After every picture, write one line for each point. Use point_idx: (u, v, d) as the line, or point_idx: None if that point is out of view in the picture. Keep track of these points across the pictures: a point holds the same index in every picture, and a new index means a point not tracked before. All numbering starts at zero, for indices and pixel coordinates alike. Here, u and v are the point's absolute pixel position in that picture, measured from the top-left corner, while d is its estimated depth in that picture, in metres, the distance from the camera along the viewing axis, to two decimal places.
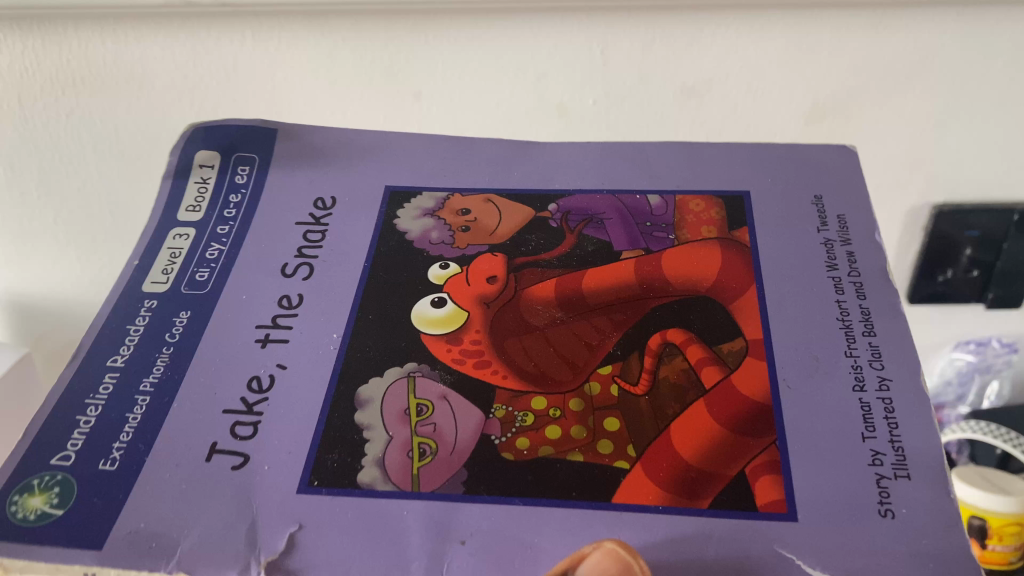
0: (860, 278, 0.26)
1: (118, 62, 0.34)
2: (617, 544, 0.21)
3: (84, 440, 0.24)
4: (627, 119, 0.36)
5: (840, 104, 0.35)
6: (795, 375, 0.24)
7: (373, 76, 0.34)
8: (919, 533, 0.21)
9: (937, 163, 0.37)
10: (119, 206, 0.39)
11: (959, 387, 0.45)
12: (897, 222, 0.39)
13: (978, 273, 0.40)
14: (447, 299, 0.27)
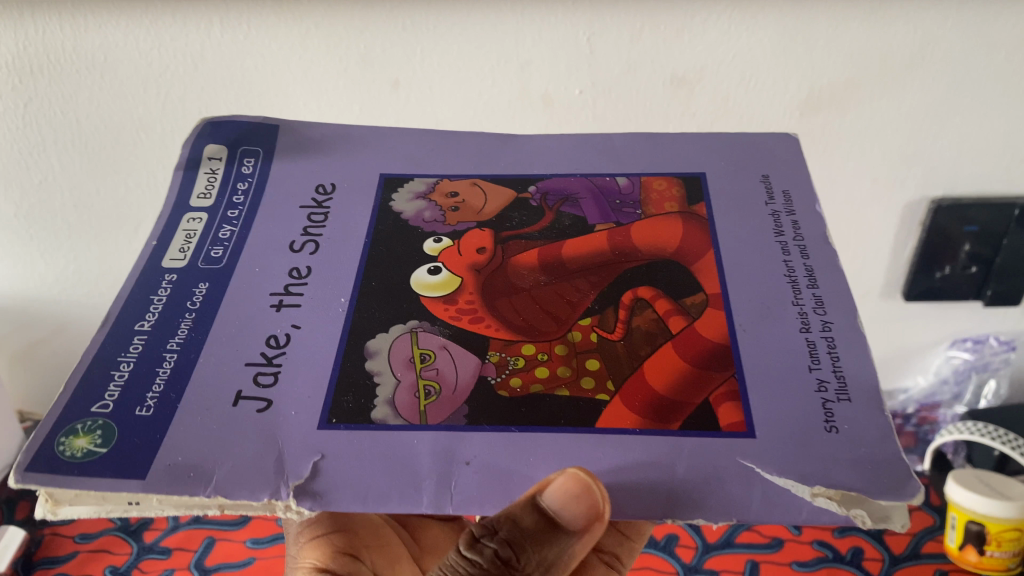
0: (804, 241, 0.28)
1: (77, 49, 0.37)
2: (578, 468, 0.22)
3: (120, 391, 0.24)
4: (611, 107, 0.38)
5: (834, 97, 0.37)
6: (750, 320, 0.26)
7: (348, 65, 0.37)
8: (864, 446, 0.22)
9: (936, 158, 0.40)
10: (81, 202, 0.44)
11: (955, 385, 0.51)
12: (896, 214, 0.42)
13: (976, 269, 0.44)
14: (442, 267, 0.28)
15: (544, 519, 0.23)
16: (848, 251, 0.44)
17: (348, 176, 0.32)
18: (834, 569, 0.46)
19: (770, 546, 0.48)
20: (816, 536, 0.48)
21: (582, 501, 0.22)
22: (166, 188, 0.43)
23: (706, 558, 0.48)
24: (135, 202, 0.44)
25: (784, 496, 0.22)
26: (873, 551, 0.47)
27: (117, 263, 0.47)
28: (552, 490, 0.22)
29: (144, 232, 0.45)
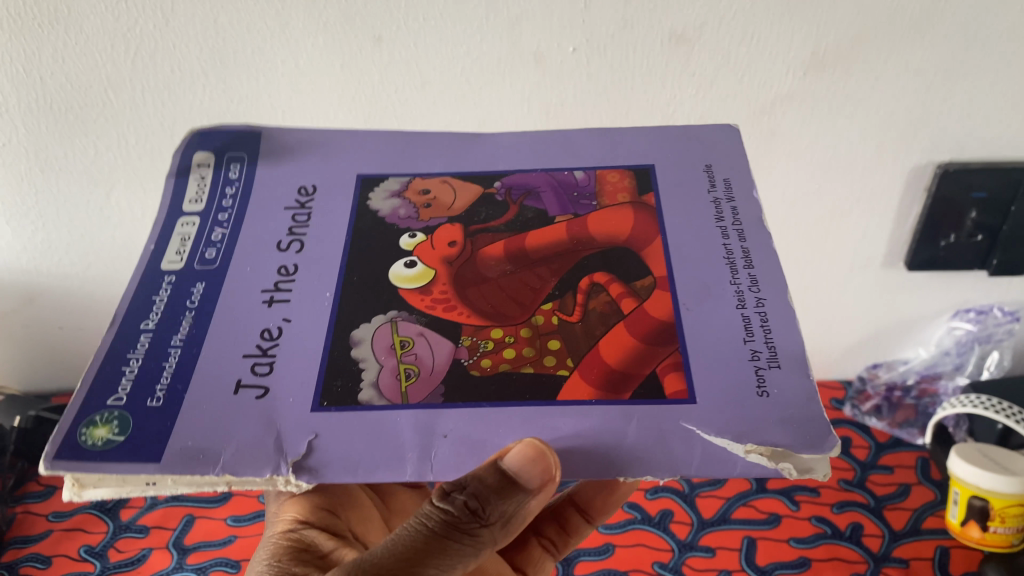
0: (743, 225, 0.31)
1: (44, 6, 0.39)
2: (535, 439, 0.25)
3: (131, 384, 0.27)
4: (605, 65, 0.41)
5: (839, 57, 0.40)
6: (692, 299, 0.29)
7: (328, 20, 0.39)
8: (790, 407, 0.25)
9: (943, 121, 0.43)
10: (48, 164, 0.47)
11: (956, 356, 0.57)
12: (908, 177, 0.46)
13: (982, 237, 0.48)
14: (417, 260, 0.31)
15: (504, 480, 0.25)
16: (857, 215, 0.48)
17: (327, 178, 0.35)
18: (832, 544, 0.50)
19: (768, 523, 0.51)
20: (815, 512, 0.52)
21: (538, 464, 0.24)
22: (138, 151, 0.46)
23: (703, 533, 0.51)
24: (106, 165, 0.47)
25: (721, 453, 0.25)
26: (873, 527, 0.51)
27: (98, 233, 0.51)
28: (512, 456, 0.25)
29: (116, 195, 0.48)
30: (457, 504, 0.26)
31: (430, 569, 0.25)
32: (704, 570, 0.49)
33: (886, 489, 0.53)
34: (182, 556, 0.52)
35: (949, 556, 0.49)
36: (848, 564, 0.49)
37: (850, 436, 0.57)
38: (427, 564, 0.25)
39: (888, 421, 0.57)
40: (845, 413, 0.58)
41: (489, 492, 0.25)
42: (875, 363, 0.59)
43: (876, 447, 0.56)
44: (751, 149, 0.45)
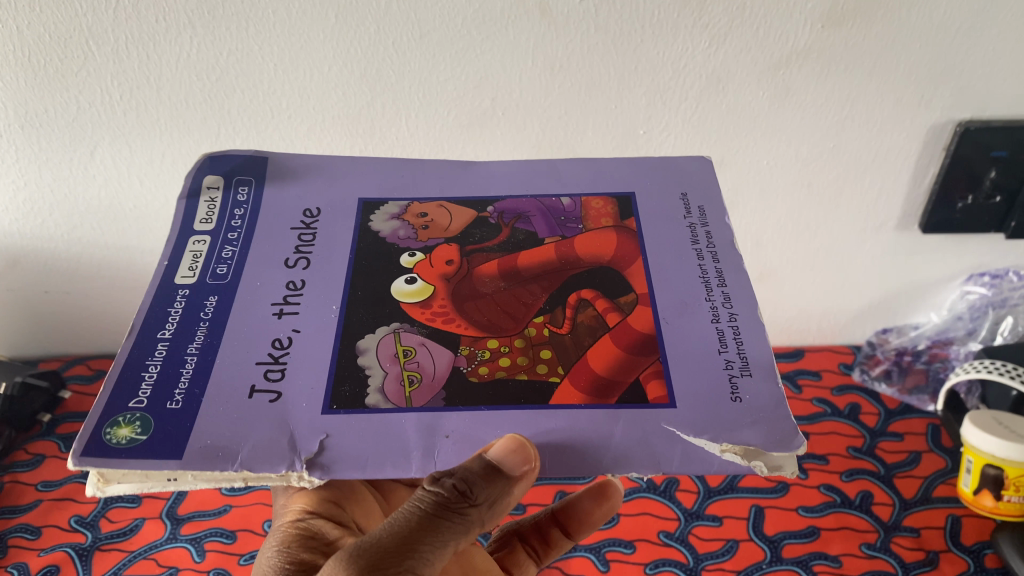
0: (716, 248, 0.34)
1: None
2: (512, 436, 0.27)
3: (151, 389, 0.29)
4: (613, 18, 0.42)
5: (858, 11, 0.41)
6: (671, 314, 0.31)
7: None
8: (761, 410, 0.28)
9: (968, 78, 0.45)
10: (29, 121, 0.48)
11: (968, 321, 0.60)
12: (930, 135, 0.48)
13: (1001, 199, 0.51)
14: (417, 277, 0.34)
15: (489, 468, 0.27)
16: (871, 178, 0.51)
17: (330, 201, 0.37)
18: (840, 512, 0.54)
19: (775, 492, 0.56)
20: (823, 481, 0.56)
21: (518, 453, 0.27)
22: (123, 107, 0.47)
23: (712, 501, 0.56)
24: (89, 121, 0.48)
25: (699, 452, 0.27)
26: (884, 496, 0.55)
27: (81, 190, 0.53)
28: (495, 450, 0.27)
29: (99, 155, 0.50)
30: (447, 487, 0.27)
31: (423, 547, 0.26)
32: (710, 538, 0.53)
33: (896, 456, 0.57)
34: (176, 525, 0.56)
35: (960, 525, 0.52)
36: (857, 532, 0.53)
37: (861, 403, 0.61)
38: (419, 543, 0.26)
39: (898, 387, 0.62)
40: (854, 378, 0.63)
41: (476, 478, 0.27)
42: (886, 328, 0.64)
43: (885, 413, 0.60)
44: (747, 112, 0.47)
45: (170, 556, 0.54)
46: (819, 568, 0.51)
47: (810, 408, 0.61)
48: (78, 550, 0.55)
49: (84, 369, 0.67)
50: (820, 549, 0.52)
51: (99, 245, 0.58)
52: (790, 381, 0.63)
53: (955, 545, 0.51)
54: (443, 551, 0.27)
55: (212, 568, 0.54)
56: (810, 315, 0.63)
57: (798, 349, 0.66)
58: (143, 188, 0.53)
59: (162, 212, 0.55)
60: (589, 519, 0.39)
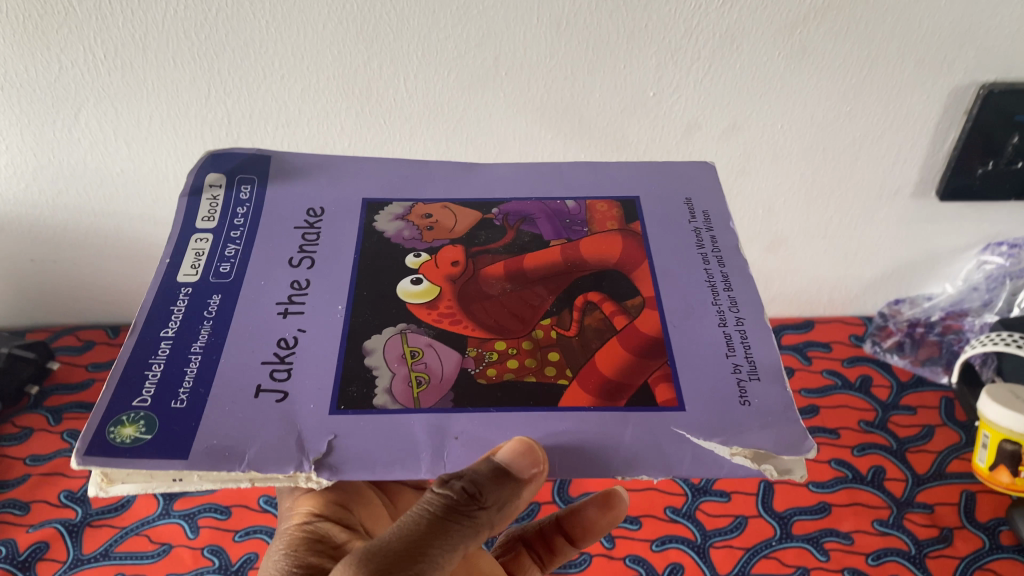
0: (722, 252, 0.34)
1: None
2: (522, 440, 0.27)
3: (155, 388, 0.29)
4: None
5: None
6: (678, 318, 0.32)
7: None
8: (770, 413, 0.28)
9: (995, 37, 0.44)
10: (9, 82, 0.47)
11: (984, 292, 0.62)
12: (950, 98, 0.48)
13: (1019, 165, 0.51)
14: (423, 278, 0.34)
15: (497, 471, 0.27)
16: (883, 142, 0.51)
17: (333, 200, 0.37)
18: (852, 488, 0.58)
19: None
20: (834, 456, 0.60)
21: (527, 456, 0.27)
22: (107, 67, 0.46)
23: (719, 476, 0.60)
24: (72, 82, 0.47)
25: (709, 455, 0.27)
26: (896, 471, 0.58)
27: (61, 154, 0.52)
28: (504, 452, 0.27)
29: (83, 117, 0.50)
30: (456, 489, 0.27)
31: (433, 550, 0.26)
32: (718, 514, 0.57)
33: (909, 431, 0.61)
34: (169, 500, 0.58)
35: (975, 501, 0.56)
36: (869, 508, 0.56)
37: (872, 374, 0.65)
38: (429, 547, 0.26)
39: (910, 359, 0.65)
40: (866, 350, 0.66)
41: (485, 481, 0.27)
42: (899, 299, 0.66)
43: (898, 386, 0.64)
44: (751, 79, 0.47)
45: (164, 532, 0.56)
46: (830, 544, 0.55)
47: (821, 380, 0.65)
48: (70, 525, 0.56)
49: (72, 340, 0.68)
50: (831, 526, 0.56)
51: (85, 212, 0.57)
52: (801, 352, 0.67)
53: (969, 522, 0.55)
54: (453, 554, 0.27)
55: (206, 543, 0.55)
56: (822, 284, 0.65)
57: (808, 320, 0.69)
58: (129, 153, 0.52)
59: (148, 176, 0.54)
60: (596, 525, 0.39)
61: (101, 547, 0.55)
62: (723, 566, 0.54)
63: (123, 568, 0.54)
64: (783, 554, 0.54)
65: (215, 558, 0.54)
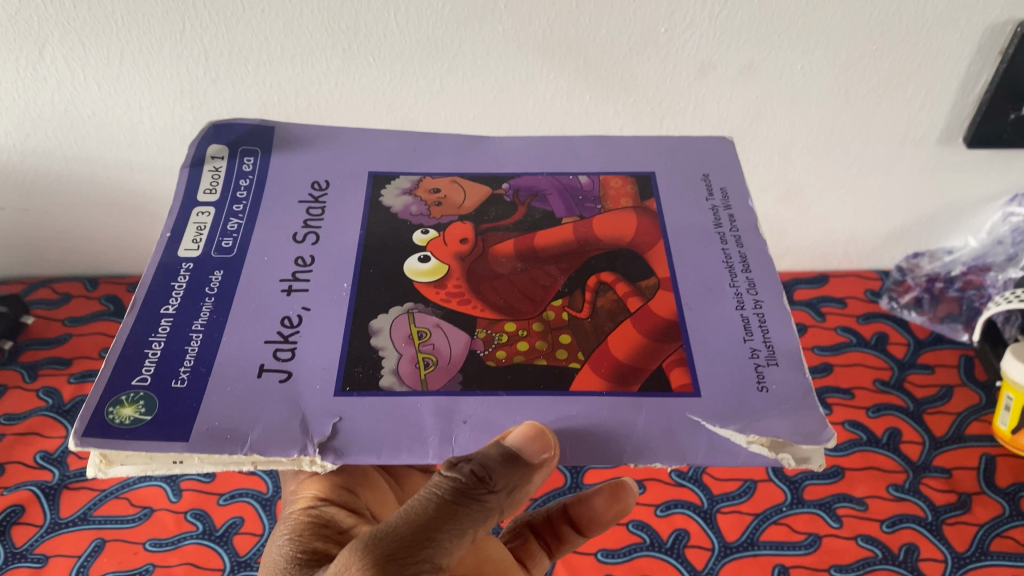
0: (739, 232, 0.33)
1: None
2: (532, 423, 0.26)
3: (155, 366, 0.28)
4: None
5: None
6: (694, 300, 0.31)
7: None
8: (788, 399, 0.27)
9: None
10: None
11: (1009, 246, 0.61)
12: (983, 35, 0.46)
13: None
14: (431, 256, 0.33)
15: (507, 455, 0.26)
16: (909, 86, 0.49)
17: (338, 172, 0.36)
18: (866, 451, 0.59)
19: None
20: (848, 417, 0.61)
21: (538, 441, 0.26)
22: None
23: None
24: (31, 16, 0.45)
25: (726, 443, 0.26)
26: (913, 434, 0.59)
27: (34, 93, 0.50)
28: (514, 436, 0.26)
29: (47, 55, 0.47)
30: (465, 472, 0.26)
31: (442, 534, 0.25)
32: (725, 478, 0.59)
33: (926, 392, 0.62)
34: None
35: (994, 466, 0.57)
36: (884, 472, 0.58)
37: (888, 332, 0.65)
38: (438, 531, 0.25)
39: (930, 316, 0.65)
40: (883, 306, 0.67)
41: (495, 464, 0.26)
42: (917, 254, 0.66)
43: (916, 343, 0.65)
44: (763, 17, 0.45)
45: (145, 495, 0.57)
46: (842, 510, 0.56)
47: (834, 338, 0.65)
48: (44, 488, 0.57)
49: (48, 293, 0.69)
50: (844, 491, 0.57)
51: (57, 157, 0.55)
52: (814, 308, 0.67)
53: (989, 487, 0.56)
54: (463, 538, 0.26)
55: (189, 508, 0.56)
56: (837, 239, 0.64)
57: (822, 275, 0.69)
58: (100, 94, 0.50)
59: (121, 117, 0.52)
60: (601, 517, 0.38)
61: (80, 510, 0.56)
62: (731, 533, 0.55)
63: (102, 533, 0.55)
64: (793, 520, 0.56)
65: (198, 522, 0.55)
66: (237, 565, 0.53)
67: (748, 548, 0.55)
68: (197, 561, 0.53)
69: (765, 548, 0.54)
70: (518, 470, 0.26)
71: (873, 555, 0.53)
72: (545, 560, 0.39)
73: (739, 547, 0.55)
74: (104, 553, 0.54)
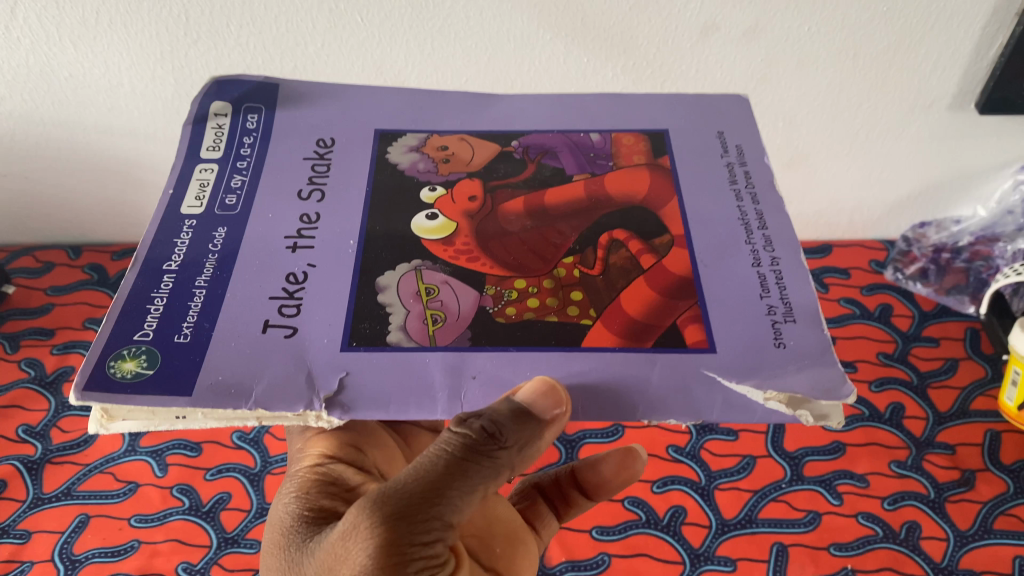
0: (755, 189, 0.33)
1: None
2: (543, 377, 0.26)
3: (158, 321, 0.27)
4: None
5: None
6: (709, 257, 0.30)
7: None
8: (806, 357, 0.27)
9: None
10: None
11: (1019, 217, 0.62)
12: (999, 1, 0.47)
13: None
14: (438, 213, 0.32)
15: (516, 411, 0.25)
16: (916, 50, 0.50)
17: (343, 131, 0.35)
18: (869, 427, 0.59)
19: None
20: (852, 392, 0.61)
21: (549, 396, 0.25)
22: None
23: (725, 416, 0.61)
24: None
25: (742, 400, 0.26)
26: (917, 410, 0.60)
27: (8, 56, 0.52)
28: (525, 392, 0.26)
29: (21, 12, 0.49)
30: (475, 428, 0.25)
31: (451, 492, 0.25)
32: (723, 454, 0.58)
33: (931, 365, 0.62)
34: (138, 437, 0.59)
35: (999, 442, 0.57)
36: (887, 449, 0.58)
37: (892, 303, 0.66)
38: (448, 488, 0.25)
39: (935, 287, 0.66)
40: (888, 277, 0.68)
41: (504, 419, 0.25)
42: (924, 223, 0.66)
43: (921, 315, 0.65)
44: None
45: (129, 470, 0.57)
46: (842, 488, 0.56)
47: (836, 310, 0.66)
48: (26, 462, 0.57)
49: (30, 261, 0.70)
50: (845, 468, 0.57)
51: (35, 120, 0.57)
52: (817, 280, 0.68)
53: (993, 464, 0.56)
54: (473, 497, 0.25)
55: (175, 483, 0.56)
56: (843, 207, 0.66)
57: (825, 245, 0.70)
58: (77, 56, 0.51)
59: (98, 79, 0.53)
60: (608, 483, 0.38)
61: (64, 485, 0.56)
62: (729, 510, 0.55)
63: (86, 508, 0.55)
64: (793, 498, 0.55)
65: (184, 498, 0.56)
66: (224, 541, 0.54)
67: (746, 525, 0.54)
68: (183, 537, 0.54)
69: (763, 526, 0.54)
70: (528, 426, 0.25)
71: (874, 534, 0.53)
72: (552, 520, 0.38)
73: (737, 524, 0.54)
74: (88, 529, 0.54)
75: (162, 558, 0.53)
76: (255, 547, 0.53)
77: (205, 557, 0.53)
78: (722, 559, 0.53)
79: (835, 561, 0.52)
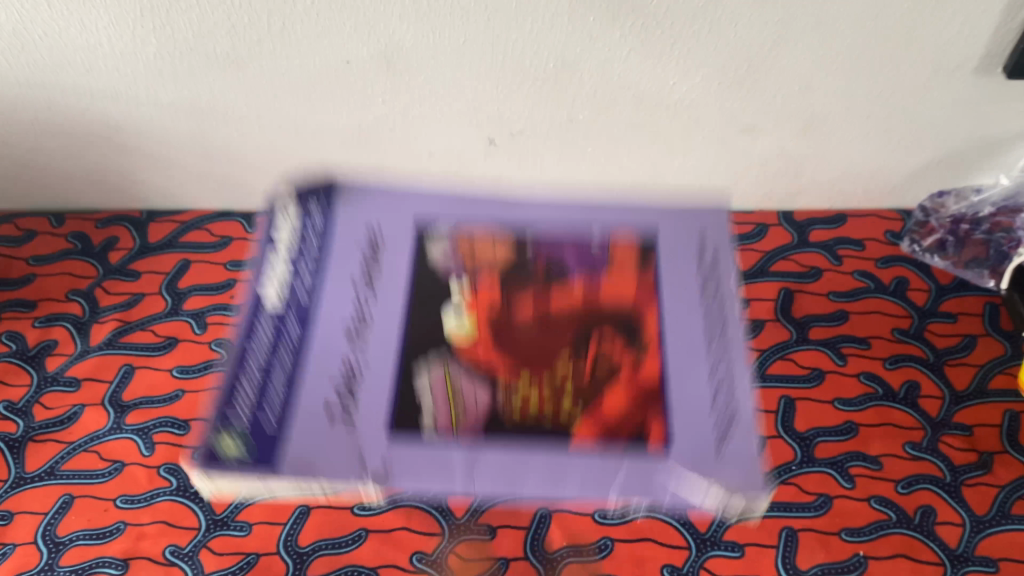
0: (722, 296, 0.37)
1: None
2: None
3: (239, 433, 0.32)
4: None
5: None
6: (678, 385, 0.34)
7: None
8: (742, 469, 0.31)
9: None
10: None
11: None
12: None
13: None
14: (464, 315, 0.36)
15: None
16: (942, 11, 0.48)
17: (390, 221, 0.40)
18: (882, 406, 0.57)
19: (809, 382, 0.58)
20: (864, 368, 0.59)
21: None
22: None
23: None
24: None
25: None
26: (932, 388, 0.57)
27: None
28: None
29: None
30: None
31: None
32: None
33: (948, 342, 0.60)
34: (121, 414, 0.56)
35: (1018, 422, 0.55)
36: (902, 429, 0.55)
37: (908, 278, 0.64)
38: None
39: (954, 260, 0.64)
40: (903, 250, 0.65)
41: None
42: (943, 193, 0.64)
43: (938, 289, 0.63)
44: None
45: (114, 448, 0.55)
46: (855, 470, 0.54)
47: (851, 284, 0.64)
48: (9, 441, 0.55)
49: (10, 229, 0.66)
50: (857, 449, 0.55)
51: (9, 81, 0.55)
52: (830, 252, 0.66)
53: (1012, 446, 0.54)
54: None
55: (162, 462, 0.54)
56: (857, 175, 0.64)
57: (839, 215, 0.68)
58: (51, 12, 0.49)
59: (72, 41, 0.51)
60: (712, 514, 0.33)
61: (46, 465, 0.54)
62: None
63: (70, 488, 0.53)
64: (803, 480, 0.53)
65: (172, 478, 0.53)
66: (213, 523, 0.52)
67: None
68: (171, 519, 0.52)
69: (772, 509, 0.52)
70: None
71: (886, 519, 0.51)
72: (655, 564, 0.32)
73: None
74: (72, 510, 0.52)
75: (148, 541, 0.51)
76: (246, 529, 0.51)
77: (193, 540, 0.51)
78: (729, 544, 0.51)
79: (847, 547, 0.50)
